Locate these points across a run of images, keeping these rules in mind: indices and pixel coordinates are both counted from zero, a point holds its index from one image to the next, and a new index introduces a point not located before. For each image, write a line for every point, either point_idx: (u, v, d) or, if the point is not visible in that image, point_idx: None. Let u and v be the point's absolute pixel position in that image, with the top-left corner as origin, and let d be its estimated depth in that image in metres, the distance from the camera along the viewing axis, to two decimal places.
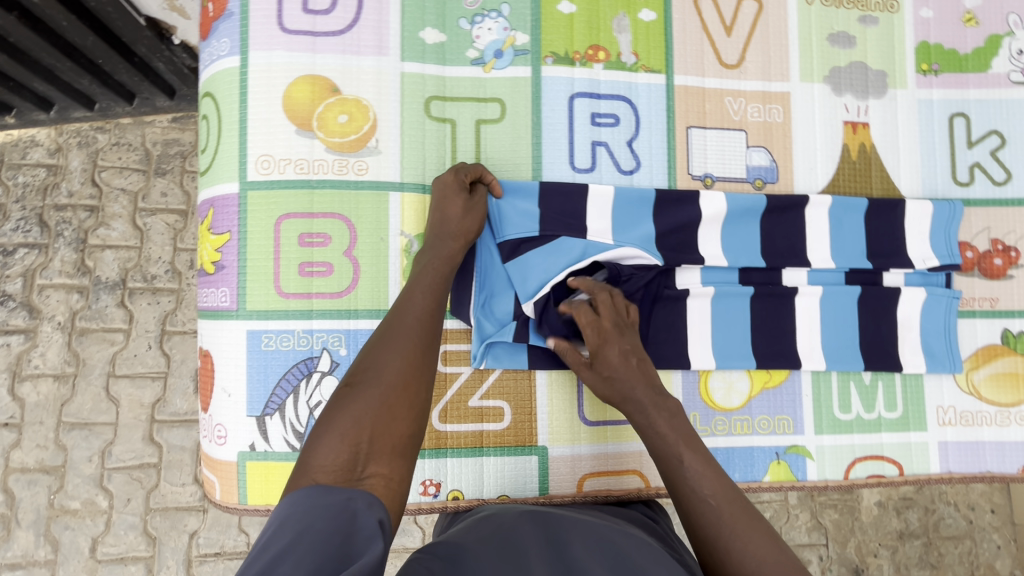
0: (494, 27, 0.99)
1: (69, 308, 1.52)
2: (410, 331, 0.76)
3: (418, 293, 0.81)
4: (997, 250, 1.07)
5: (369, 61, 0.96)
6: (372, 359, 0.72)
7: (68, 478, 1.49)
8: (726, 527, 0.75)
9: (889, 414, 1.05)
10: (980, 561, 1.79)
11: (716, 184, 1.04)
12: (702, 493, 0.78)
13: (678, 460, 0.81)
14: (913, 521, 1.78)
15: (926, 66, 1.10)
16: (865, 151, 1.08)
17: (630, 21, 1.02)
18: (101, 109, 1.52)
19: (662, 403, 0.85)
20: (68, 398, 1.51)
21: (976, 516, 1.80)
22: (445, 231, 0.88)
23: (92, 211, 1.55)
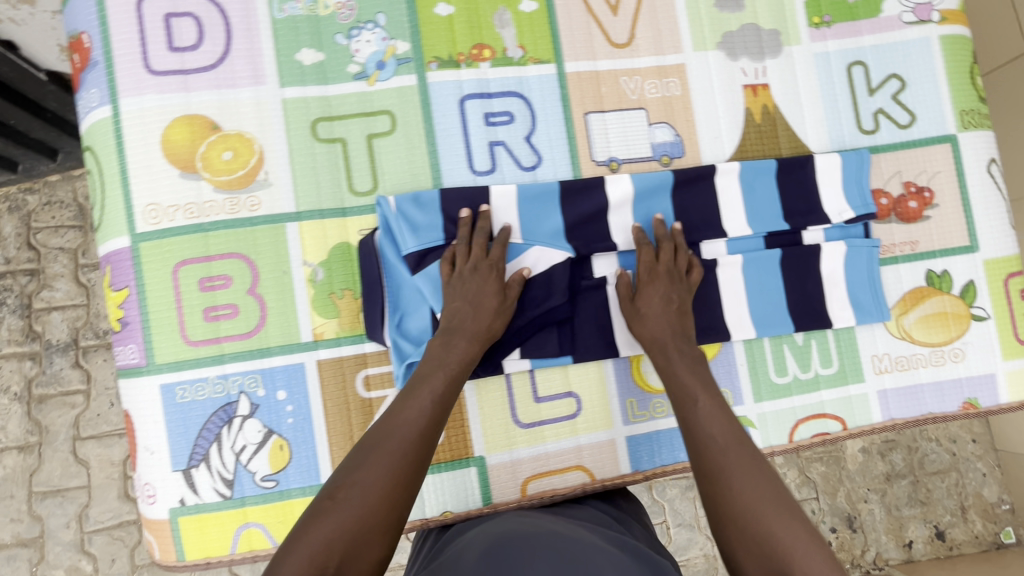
0: (372, 38, 0.97)
1: (24, 376, 1.48)
2: (398, 441, 0.77)
3: (425, 396, 0.81)
4: (911, 192, 1.07)
5: (246, 92, 0.93)
6: (356, 472, 0.74)
7: (48, 547, 1.46)
8: (730, 471, 0.78)
9: (826, 370, 1.05)
10: (968, 491, 1.81)
11: (622, 167, 1.02)
12: (726, 437, 0.82)
13: (692, 406, 0.86)
14: (899, 462, 1.80)
15: (818, 19, 1.09)
16: (768, 112, 1.07)
17: (512, 14, 1.00)
18: (25, 169, 1.44)
19: (683, 349, 0.92)
20: (35, 467, 1.47)
21: (959, 448, 1.82)
22: (467, 329, 0.88)
23: (32, 275, 1.50)
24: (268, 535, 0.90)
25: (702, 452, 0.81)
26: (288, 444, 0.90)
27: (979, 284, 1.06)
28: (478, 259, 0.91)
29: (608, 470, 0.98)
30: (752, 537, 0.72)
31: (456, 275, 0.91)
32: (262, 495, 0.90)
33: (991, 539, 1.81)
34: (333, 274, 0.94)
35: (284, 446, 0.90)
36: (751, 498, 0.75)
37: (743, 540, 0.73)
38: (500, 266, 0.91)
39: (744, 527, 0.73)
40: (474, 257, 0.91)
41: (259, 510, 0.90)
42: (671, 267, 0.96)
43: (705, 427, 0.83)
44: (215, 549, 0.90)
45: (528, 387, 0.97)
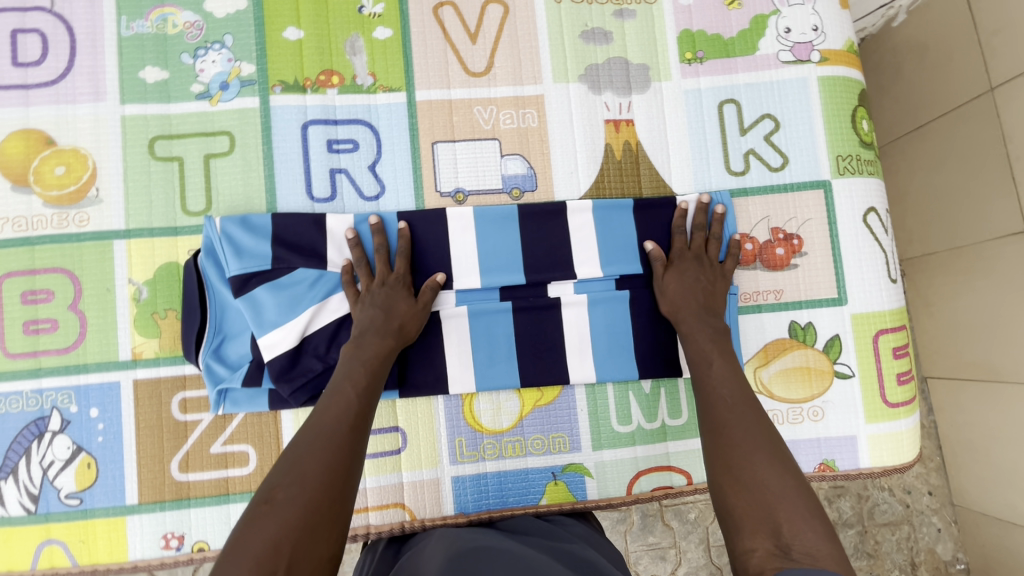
0: (218, 59, 0.97)
1: None
2: (338, 430, 0.73)
3: (350, 390, 0.79)
4: (778, 239, 1.02)
5: (85, 108, 0.94)
6: (298, 466, 0.67)
7: None
8: (728, 426, 0.76)
9: (674, 422, 1.00)
10: (919, 547, 1.52)
11: (469, 199, 1.00)
12: (728, 401, 0.79)
13: (708, 366, 0.86)
14: (845, 510, 1.52)
15: (690, 54, 1.05)
16: (631, 149, 1.03)
17: (365, 41, 1.00)
18: None
19: (708, 321, 0.92)
20: None
21: (912, 500, 1.54)
22: (384, 329, 0.88)
23: None
24: (67, 552, 0.89)
25: (711, 415, 0.79)
26: (95, 462, 0.90)
27: (845, 339, 1.00)
28: (383, 276, 0.92)
29: (430, 510, 0.95)
30: (740, 484, 0.68)
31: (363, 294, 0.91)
32: (66, 512, 0.89)
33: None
34: (157, 293, 0.93)
35: (91, 464, 0.90)
36: (744, 451, 0.71)
37: (735, 490, 0.68)
38: (407, 280, 0.93)
39: (739, 475, 0.69)
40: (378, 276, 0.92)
41: (62, 527, 0.89)
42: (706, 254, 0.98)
43: (716, 393, 0.82)
44: (18, 563, 0.89)
45: None
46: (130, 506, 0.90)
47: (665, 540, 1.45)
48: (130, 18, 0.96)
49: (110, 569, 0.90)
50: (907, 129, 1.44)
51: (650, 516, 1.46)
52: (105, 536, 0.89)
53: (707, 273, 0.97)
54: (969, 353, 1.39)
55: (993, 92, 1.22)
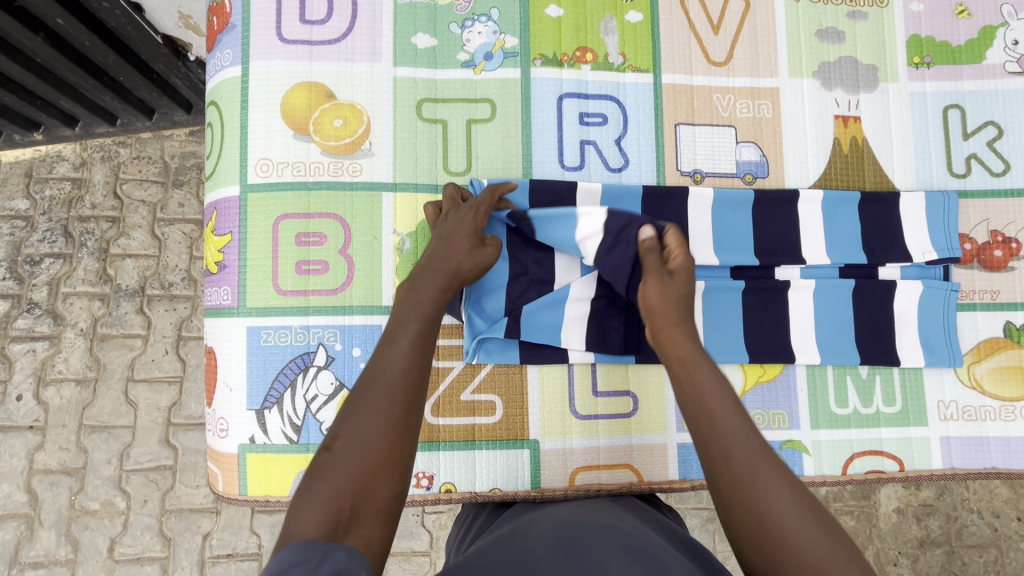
0: (483, 31, 1.02)
1: (92, 315, 1.56)
2: (396, 384, 0.74)
3: (404, 341, 0.79)
4: (997, 241, 1.06)
5: (363, 68, 1.00)
6: (355, 419, 0.71)
7: (88, 479, 1.51)
8: (747, 477, 0.68)
9: (888, 409, 1.03)
10: (1006, 570, 1.72)
11: (705, 180, 1.05)
12: (740, 431, 0.71)
13: (714, 400, 0.74)
14: (934, 528, 1.72)
15: (918, 59, 1.10)
16: (857, 144, 1.08)
17: (617, 23, 1.05)
18: (123, 124, 1.57)
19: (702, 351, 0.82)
20: (89, 401, 1.54)
21: (1001, 524, 1.73)
22: (430, 268, 0.87)
23: (113, 222, 1.59)
24: None
25: (716, 454, 0.71)
26: None
27: None
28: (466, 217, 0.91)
29: (656, 473, 0.99)
30: (770, 539, 0.65)
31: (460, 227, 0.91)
32: None
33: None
34: (419, 245, 0.98)
35: None
36: (767, 493, 0.67)
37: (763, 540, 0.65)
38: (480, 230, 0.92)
39: (771, 529, 0.65)
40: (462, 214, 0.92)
41: None
42: None
43: (721, 421, 0.73)
44: (274, 489, 0.94)
45: (589, 380, 0.98)
46: None
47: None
48: None
49: None
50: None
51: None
52: None
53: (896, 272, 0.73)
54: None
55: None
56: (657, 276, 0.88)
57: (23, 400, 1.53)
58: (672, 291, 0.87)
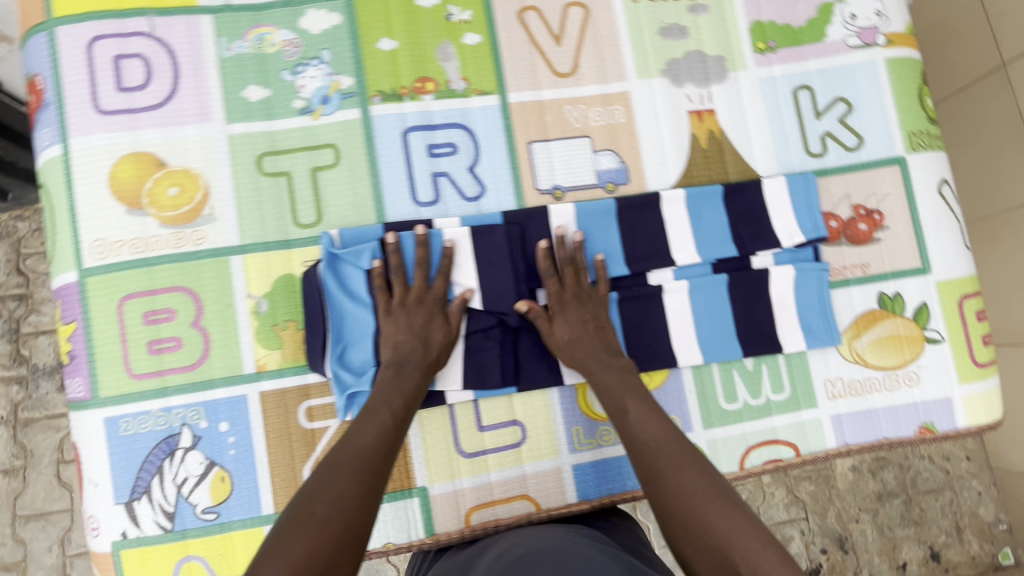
0: (317, 74, 0.99)
1: (10, 401, 1.45)
2: (372, 453, 0.80)
3: (384, 414, 0.85)
4: (860, 215, 1.07)
5: (192, 129, 0.96)
6: (331, 482, 0.75)
7: (30, 571, 1.43)
8: (664, 470, 0.80)
9: (777, 397, 1.03)
10: (963, 511, 1.69)
11: (566, 195, 1.03)
12: (672, 437, 0.84)
13: (625, 416, 0.88)
14: (890, 480, 1.68)
15: (763, 44, 1.10)
16: (715, 137, 1.07)
17: (455, 48, 1.03)
18: (16, 195, 1.44)
19: (610, 362, 0.93)
20: (19, 491, 1.44)
21: (952, 466, 1.71)
22: (418, 360, 0.91)
23: (20, 299, 1.46)
24: (208, 567, 0.90)
25: (632, 446, 0.85)
26: (229, 476, 0.91)
27: (932, 306, 1.05)
28: (419, 294, 0.94)
29: (554, 499, 0.98)
30: (687, 531, 0.75)
31: (398, 308, 0.93)
32: (203, 527, 0.90)
33: (988, 561, 1.69)
34: (276, 305, 0.95)
35: (225, 477, 0.90)
36: (687, 491, 0.77)
37: (685, 534, 0.75)
38: (439, 302, 0.95)
39: (687, 525, 0.75)
40: (415, 292, 0.94)
41: (200, 542, 0.90)
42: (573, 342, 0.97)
43: (640, 428, 0.86)
44: None
45: (471, 417, 0.97)
46: (266, 516, 0.91)
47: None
48: (229, 39, 0.98)
49: None
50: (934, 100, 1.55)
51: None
52: (244, 548, 0.90)
53: (591, 308, 0.97)
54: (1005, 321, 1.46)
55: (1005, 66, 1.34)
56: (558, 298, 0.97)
57: None
58: (570, 321, 0.95)
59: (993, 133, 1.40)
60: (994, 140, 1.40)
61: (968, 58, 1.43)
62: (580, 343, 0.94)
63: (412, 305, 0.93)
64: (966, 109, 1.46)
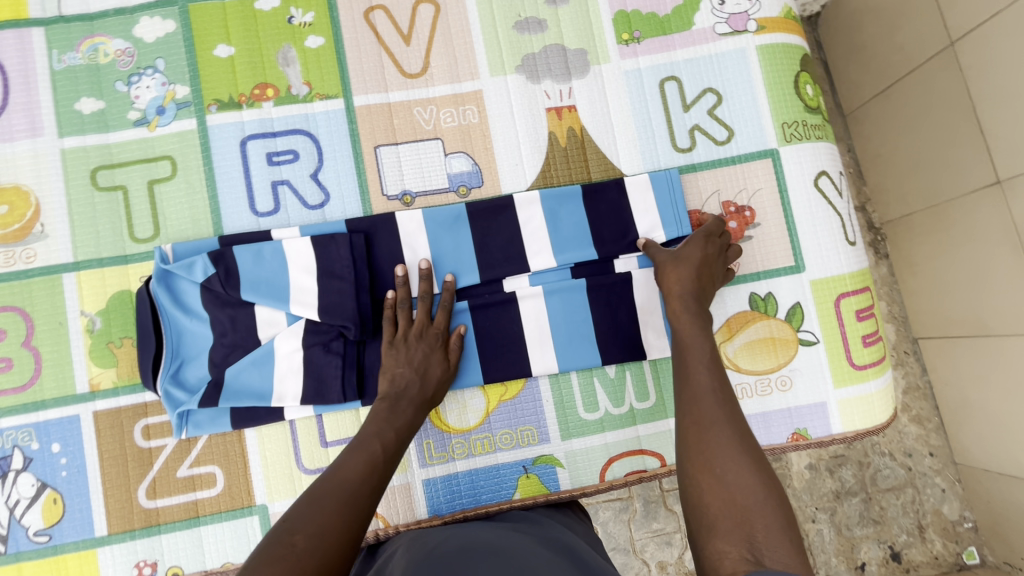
0: (152, 84, 0.97)
1: None
2: (362, 482, 0.73)
3: (376, 445, 0.79)
4: (731, 212, 1.01)
5: (24, 145, 0.94)
6: (310, 505, 0.66)
7: None
8: (710, 418, 0.73)
9: (642, 405, 0.99)
10: (925, 510, 1.47)
11: (416, 200, 1.00)
12: (709, 389, 0.77)
13: (698, 359, 0.82)
14: (848, 479, 1.47)
15: (628, 35, 1.05)
16: (575, 134, 1.03)
17: (297, 51, 0.99)
18: None
19: (699, 309, 0.87)
20: None
21: (915, 462, 1.48)
22: (414, 395, 0.87)
23: None
24: None
25: (689, 392, 0.78)
26: (62, 497, 0.89)
27: (806, 305, 1.00)
28: (422, 328, 0.91)
29: (403, 515, 0.95)
30: (715, 487, 0.66)
31: (400, 341, 0.90)
32: (36, 549, 0.89)
33: (951, 561, 1.47)
34: (111, 322, 0.93)
35: (57, 499, 0.89)
36: (721, 442, 0.70)
37: (711, 486, 0.67)
38: (442, 335, 0.92)
39: (719, 476, 0.67)
40: (417, 325, 0.91)
41: (33, 565, 0.89)
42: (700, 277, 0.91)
43: (701, 375, 0.79)
44: None
45: (314, 432, 0.94)
46: (100, 538, 0.89)
47: (670, 525, 1.43)
48: (61, 51, 0.96)
49: None
50: (874, 91, 1.43)
51: (652, 501, 1.43)
52: (77, 571, 0.89)
53: (717, 259, 0.94)
54: (945, 308, 1.39)
55: (953, 46, 1.22)
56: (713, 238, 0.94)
57: None
58: (691, 256, 0.91)
59: (941, 116, 1.29)
60: (946, 124, 1.29)
61: (912, 40, 1.30)
62: (683, 271, 0.90)
63: (413, 339, 0.90)
64: (916, 93, 1.33)
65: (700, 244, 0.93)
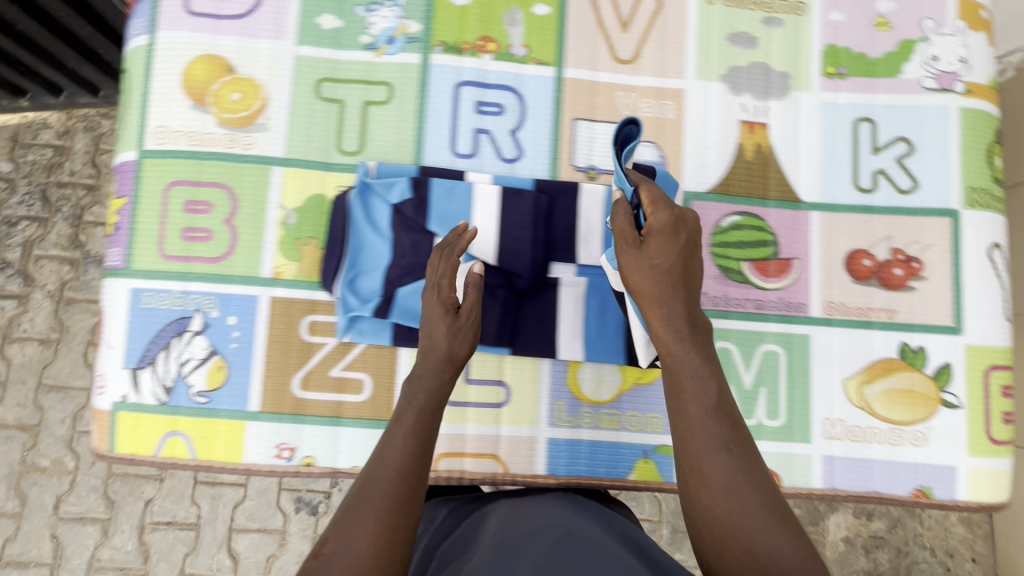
0: (388, 15, 1.03)
1: (60, 279, 1.63)
2: (391, 482, 0.74)
3: (402, 437, 0.79)
4: (898, 260, 1.03)
5: (265, 44, 1.02)
6: (346, 524, 0.70)
7: (41, 436, 1.59)
8: (698, 455, 0.73)
9: (770, 422, 1.01)
10: None
11: (600, 177, 1.04)
12: (710, 407, 0.75)
13: (686, 383, 0.77)
14: (883, 562, 1.53)
15: (833, 69, 1.07)
16: (761, 151, 1.06)
17: (523, 15, 1.05)
18: (105, 96, 1.64)
19: (695, 314, 0.80)
20: (49, 361, 1.60)
21: (953, 564, 1.54)
22: (435, 362, 0.87)
23: (89, 190, 1.67)
24: (190, 446, 0.95)
25: (678, 413, 0.77)
26: (226, 367, 0.96)
27: (955, 368, 1.00)
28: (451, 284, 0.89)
29: (522, 466, 0.99)
30: (729, 523, 0.70)
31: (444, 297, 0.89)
32: (194, 408, 0.96)
33: None
34: (304, 221, 1.00)
35: (223, 367, 0.96)
36: (721, 477, 0.71)
37: (712, 518, 0.71)
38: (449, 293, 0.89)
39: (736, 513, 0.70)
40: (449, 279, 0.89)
41: (188, 421, 0.96)
42: (664, 277, 0.79)
43: (690, 389, 0.76)
44: (142, 449, 0.96)
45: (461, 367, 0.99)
46: (252, 413, 0.96)
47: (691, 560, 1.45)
48: None
49: (223, 468, 0.96)
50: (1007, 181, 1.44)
51: (680, 532, 1.45)
52: (225, 437, 0.95)
53: (683, 260, 0.80)
54: None
55: None
56: (669, 237, 0.79)
57: None
58: (668, 262, 0.79)
59: None
60: None
61: None
62: (655, 292, 0.79)
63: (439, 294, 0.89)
64: None
65: (665, 240, 0.79)
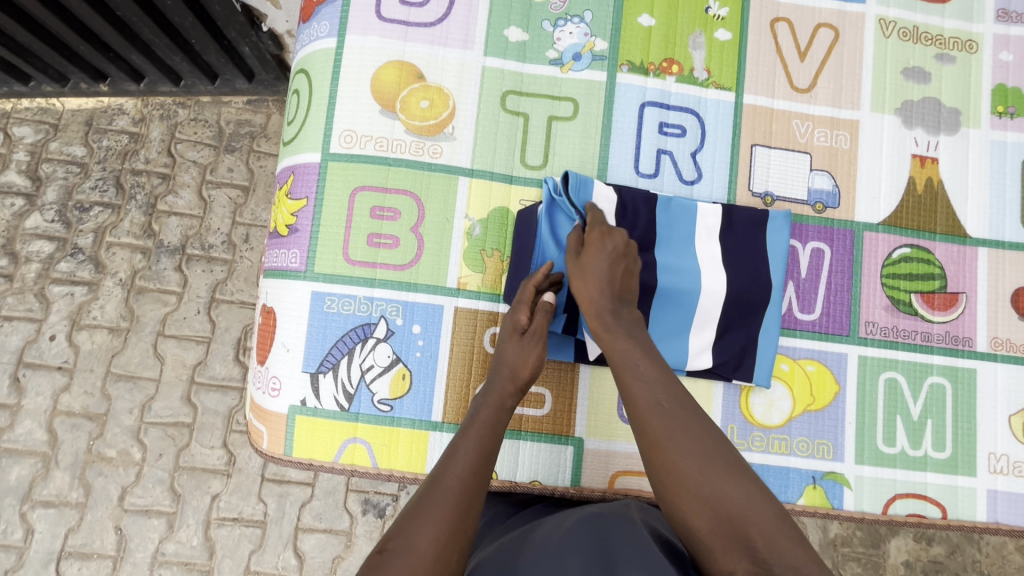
0: (575, 31, 1.04)
1: (132, 266, 1.59)
2: (452, 489, 0.74)
3: (465, 445, 0.79)
4: None
5: (454, 53, 1.02)
6: (412, 520, 0.70)
7: (108, 426, 1.53)
8: (667, 439, 0.77)
9: (937, 454, 1.02)
10: None
11: (776, 203, 1.05)
12: (657, 403, 0.79)
13: (633, 372, 0.83)
14: None
15: (1001, 108, 1.09)
16: (931, 185, 1.07)
17: (706, 39, 1.06)
18: (186, 85, 1.62)
19: (622, 317, 0.88)
20: (118, 349, 1.56)
21: None
22: (506, 374, 0.88)
23: (164, 178, 1.62)
24: (370, 453, 0.95)
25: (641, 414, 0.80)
26: (410, 375, 0.96)
27: None
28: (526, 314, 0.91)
29: None
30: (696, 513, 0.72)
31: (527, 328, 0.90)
32: (376, 415, 0.95)
33: None
34: (488, 232, 1.00)
35: (406, 375, 0.96)
36: (691, 467, 0.74)
37: (691, 510, 0.73)
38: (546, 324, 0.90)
39: (709, 505, 0.72)
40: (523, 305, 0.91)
41: (369, 429, 0.95)
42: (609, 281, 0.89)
43: (639, 390, 0.81)
44: (322, 454, 0.95)
45: None
46: (434, 422, 0.96)
47: None
48: None
49: (402, 477, 0.96)
50: None
51: None
52: (406, 444, 0.95)
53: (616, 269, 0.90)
54: None
55: None
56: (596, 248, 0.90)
57: (55, 340, 1.55)
58: (596, 269, 0.89)
59: None
60: None
61: None
62: (597, 285, 0.88)
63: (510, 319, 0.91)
64: None
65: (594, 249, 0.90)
